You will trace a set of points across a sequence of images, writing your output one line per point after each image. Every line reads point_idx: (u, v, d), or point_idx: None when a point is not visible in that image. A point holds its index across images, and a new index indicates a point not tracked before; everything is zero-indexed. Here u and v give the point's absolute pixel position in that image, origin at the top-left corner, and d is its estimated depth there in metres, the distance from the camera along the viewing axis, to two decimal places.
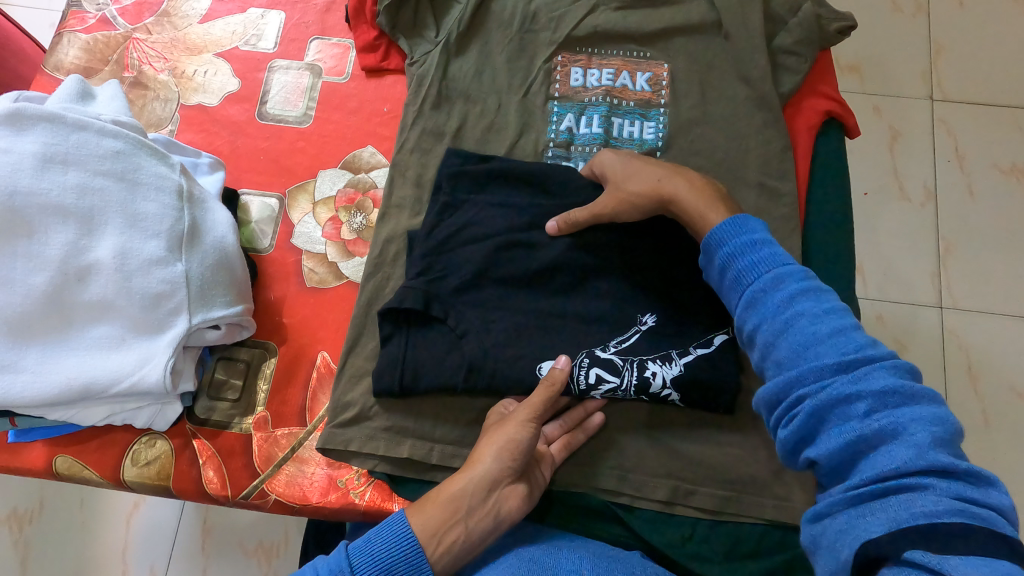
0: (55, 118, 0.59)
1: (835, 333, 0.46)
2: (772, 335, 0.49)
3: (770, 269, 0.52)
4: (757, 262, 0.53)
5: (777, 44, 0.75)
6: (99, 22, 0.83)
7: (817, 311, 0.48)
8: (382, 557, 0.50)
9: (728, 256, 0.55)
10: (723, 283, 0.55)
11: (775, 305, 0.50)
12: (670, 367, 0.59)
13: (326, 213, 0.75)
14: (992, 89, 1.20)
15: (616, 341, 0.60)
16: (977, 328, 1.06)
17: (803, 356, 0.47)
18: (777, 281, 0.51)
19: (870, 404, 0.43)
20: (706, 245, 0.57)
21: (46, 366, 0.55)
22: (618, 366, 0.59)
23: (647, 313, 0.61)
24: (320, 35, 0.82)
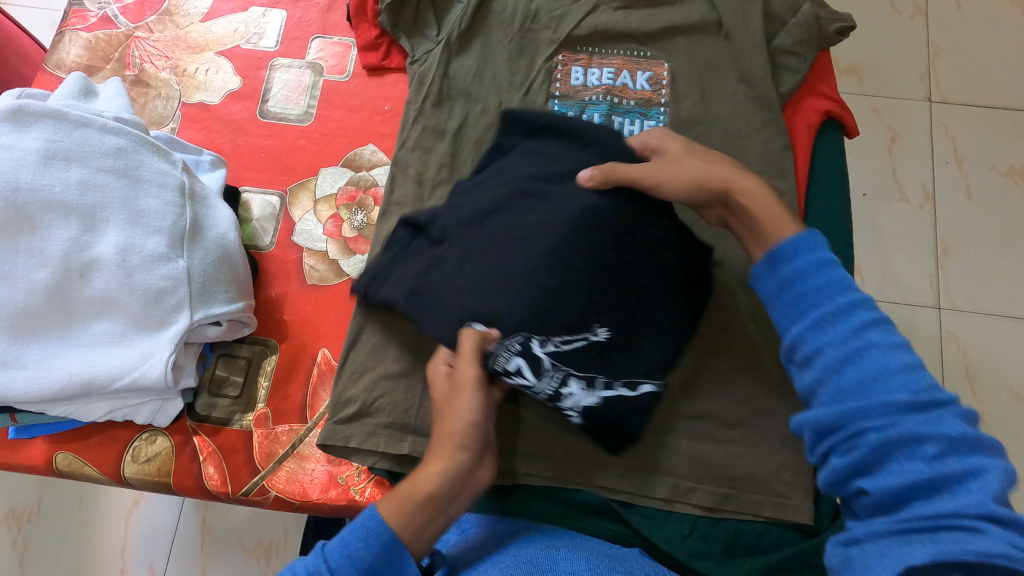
0: (58, 115, 0.59)
1: (905, 369, 0.47)
2: (839, 360, 0.49)
3: (842, 294, 0.51)
4: (825, 284, 0.52)
5: (777, 44, 0.76)
6: (101, 21, 0.83)
7: (889, 344, 0.48)
8: (356, 552, 0.50)
9: (795, 272, 0.53)
10: (782, 298, 0.54)
11: (846, 331, 0.49)
12: (586, 396, 0.57)
13: (328, 211, 0.75)
14: (990, 91, 1.20)
15: (558, 342, 0.56)
16: (976, 329, 1.06)
17: (872, 387, 0.47)
18: (850, 308, 0.50)
19: (940, 448, 0.44)
20: (774, 255, 0.55)
21: (48, 361, 0.55)
22: (544, 368, 0.56)
23: (603, 325, 0.58)
24: (322, 34, 0.82)
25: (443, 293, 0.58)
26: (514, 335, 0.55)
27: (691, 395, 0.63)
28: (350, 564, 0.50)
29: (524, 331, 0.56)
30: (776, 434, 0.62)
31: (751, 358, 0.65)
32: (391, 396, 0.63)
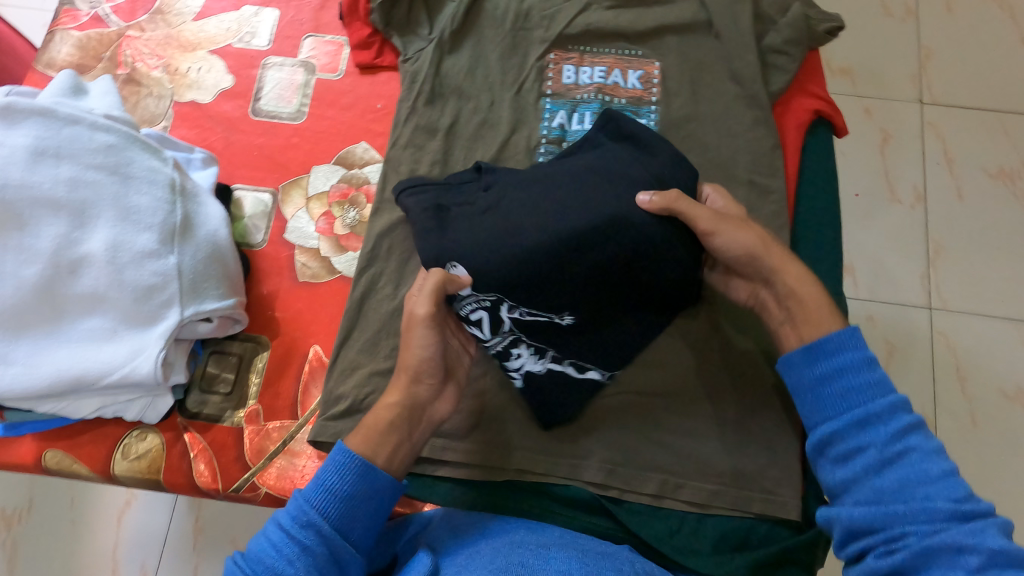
0: (48, 112, 0.59)
1: (943, 477, 0.49)
2: (880, 463, 0.50)
3: (883, 398, 0.52)
4: (865, 385, 0.53)
5: (766, 43, 0.76)
6: (92, 20, 0.83)
7: (927, 450, 0.50)
8: (331, 482, 0.52)
9: (839, 368, 0.54)
10: (819, 392, 0.54)
11: (888, 434, 0.51)
12: (532, 362, 0.62)
13: (320, 209, 0.75)
14: (980, 92, 1.21)
15: (525, 313, 0.59)
16: (966, 330, 1.07)
17: (912, 492, 0.49)
18: (892, 410, 0.52)
19: (981, 559, 0.45)
20: (815, 347, 0.55)
21: (37, 357, 0.55)
22: (503, 327, 0.60)
23: (571, 314, 0.59)
24: (314, 32, 0.82)
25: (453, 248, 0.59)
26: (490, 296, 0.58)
27: (682, 391, 0.64)
28: (330, 492, 0.52)
29: (499, 293, 0.58)
30: (766, 430, 0.63)
31: (741, 355, 0.65)
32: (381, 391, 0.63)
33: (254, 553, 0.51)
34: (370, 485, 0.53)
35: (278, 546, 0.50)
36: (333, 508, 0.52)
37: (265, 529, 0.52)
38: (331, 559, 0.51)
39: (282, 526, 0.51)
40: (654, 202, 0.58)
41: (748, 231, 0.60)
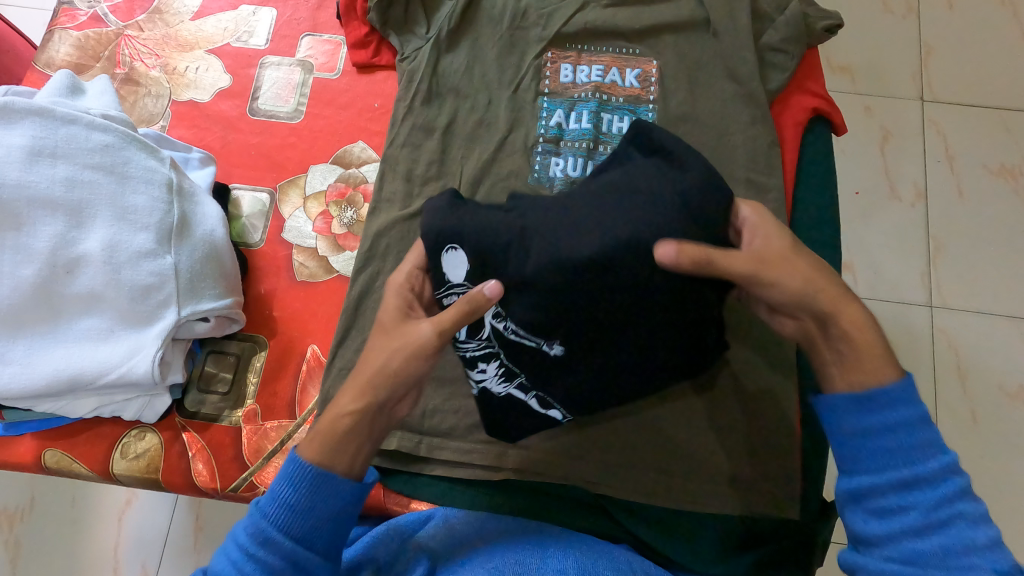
0: (44, 112, 0.59)
1: (996, 552, 0.43)
2: (926, 528, 0.44)
3: (939, 455, 0.45)
4: (916, 444, 0.46)
5: (765, 41, 0.76)
6: (91, 19, 0.83)
7: (979, 521, 0.44)
8: (294, 502, 0.48)
9: (886, 422, 0.46)
10: (863, 438, 0.47)
11: (938, 499, 0.45)
12: (495, 382, 0.57)
13: (317, 208, 0.75)
14: (980, 89, 1.21)
15: (512, 331, 0.52)
16: (966, 327, 1.07)
17: (956, 563, 0.43)
18: (943, 473, 0.45)
19: None
20: (866, 396, 0.47)
21: (34, 357, 0.55)
22: (484, 333, 0.54)
23: (561, 346, 0.51)
24: (312, 31, 0.82)
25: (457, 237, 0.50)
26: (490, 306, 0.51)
27: (679, 390, 0.64)
28: (291, 512, 0.48)
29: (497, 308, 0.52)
30: (763, 430, 0.63)
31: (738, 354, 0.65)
32: None
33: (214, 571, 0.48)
34: (334, 495, 0.48)
35: (238, 565, 0.47)
36: (295, 523, 0.47)
37: (224, 547, 0.49)
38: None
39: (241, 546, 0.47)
40: (679, 263, 0.45)
41: (798, 271, 0.49)
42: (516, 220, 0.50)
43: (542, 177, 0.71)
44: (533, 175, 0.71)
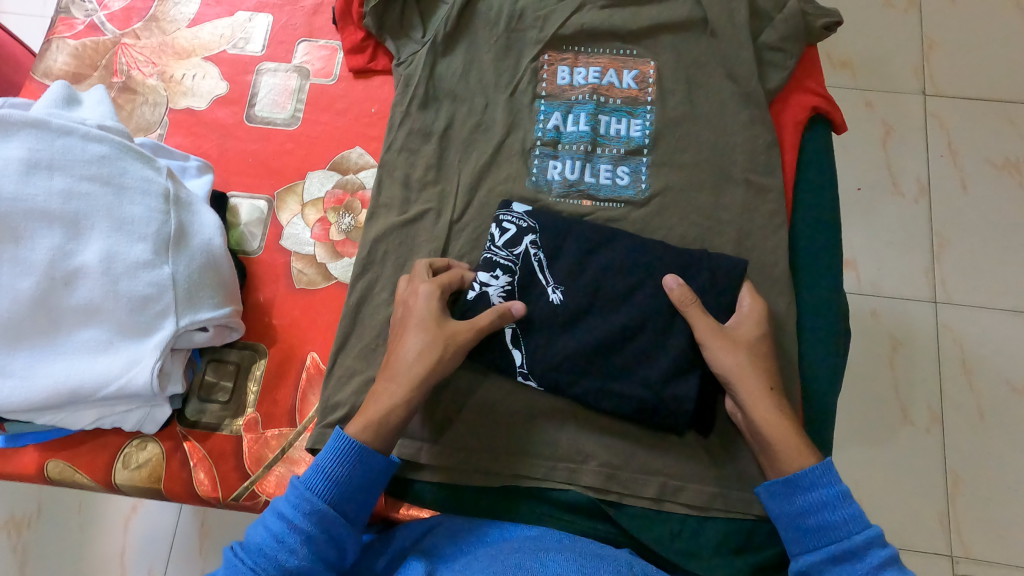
0: (40, 124, 0.59)
1: (854, 519, 0.54)
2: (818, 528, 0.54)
3: (833, 482, 0.55)
4: (850, 518, 0.54)
5: (763, 40, 0.75)
6: (88, 28, 0.83)
7: (846, 516, 0.54)
8: (330, 470, 0.54)
9: (814, 503, 0.55)
10: (787, 493, 0.56)
11: (825, 508, 0.54)
12: (495, 293, 0.63)
13: (315, 215, 0.75)
14: (984, 84, 1.20)
15: (537, 261, 0.65)
16: (971, 322, 1.06)
17: (832, 536, 0.54)
18: (827, 490, 0.54)
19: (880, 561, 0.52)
20: (792, 480, 0.55)
21: (34, 369, 0.55)
22: (517, 249, 0.65)
23: (561, 294, 0.64)
24: (308, 37, 0.82)
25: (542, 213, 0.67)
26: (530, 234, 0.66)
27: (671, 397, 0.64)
28: (328, 481, 0.54)
29: (538, 227, 0.66)
30: None
31: None
32: None
33: (251, 537, 0.53)
34: (366, 465, 0.55)
35: (278, 538, 0.52)
36: (332, 495, 0.54)
37: (263, 521, 0.54)
38: (329, 542, 0.54)
39: (284, 516, 0.53)
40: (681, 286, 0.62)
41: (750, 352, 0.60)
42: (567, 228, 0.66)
43: (540, 180, 0.71)
44: (531, 179, 0.71)
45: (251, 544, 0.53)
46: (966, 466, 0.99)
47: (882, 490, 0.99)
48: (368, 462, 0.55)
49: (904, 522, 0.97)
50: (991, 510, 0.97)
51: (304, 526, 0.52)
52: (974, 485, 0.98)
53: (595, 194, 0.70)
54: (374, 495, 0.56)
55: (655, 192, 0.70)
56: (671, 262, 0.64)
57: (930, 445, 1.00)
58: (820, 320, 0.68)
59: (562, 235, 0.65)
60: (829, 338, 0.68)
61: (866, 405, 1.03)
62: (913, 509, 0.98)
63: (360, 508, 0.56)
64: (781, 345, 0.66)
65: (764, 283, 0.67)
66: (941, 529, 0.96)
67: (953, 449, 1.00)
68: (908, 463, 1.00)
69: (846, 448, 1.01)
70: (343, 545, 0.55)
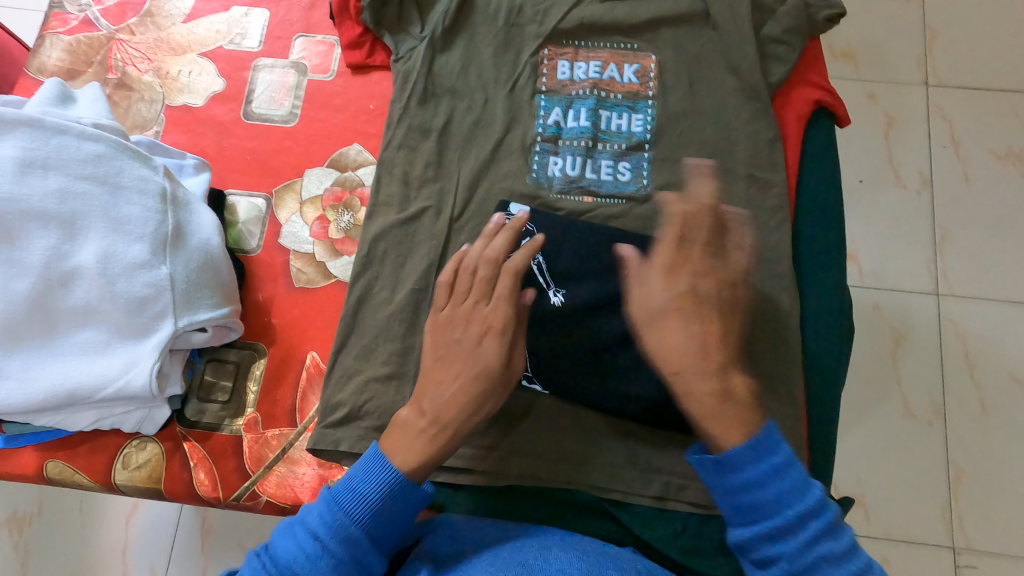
0: (34, 122, 0.58)
1: (791, 494, 0.51)
2: (752, 505, 0.52)
3: (765, 457, 0.52)
4: (785, 492, 0.51)
5: (765, 33, 0.74)
6: (82, 23, 0.82)
7: (781, 492, 0.51)
8: (375, 498, 0.53)
9: (744, 482, 0.52)
10: (720, 474, 0.53)
11: (760, 486, 0.51)
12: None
13: (314, 213, 0.74)
14: (987, 75, 1.19)
15: (536, 267, 0.64)
16: (974, 315, 1.06)
17: (767, 513, 0.51)
18: (762, 467, 0.51)
19: (816, 534, 0.50)
20: (722, 460, 0.52)
21: (31, 371, 0.55)
22: None
23: (563, 297, 0.63)
24: (305, 32, 0.81)
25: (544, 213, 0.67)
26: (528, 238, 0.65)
27: None
28: (370, 508, 0.52)
29: (539, 230, 0.66)
30: None
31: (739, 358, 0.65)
32: (379, 397, 0.63)
33: (282, 558, 0.51)
34: (410, 498, 0.54)
35: (311, 558, 0.50)
36: (372, 522, 0.52)
37: (294, 535, 0.52)
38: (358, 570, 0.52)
39: (318, 538, 0.51)
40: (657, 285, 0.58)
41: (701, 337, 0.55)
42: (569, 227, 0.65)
43: (540, 176, 0.70)
44: (531, 175, 0.70)
45: (281, 565, 0.50)
46: (969, 459, 0.99)
47: (884, 484, 0.99)
48: (412, 494, 0.54)
49: (906, 517, 0.97)
50: (993, 504, 0.97)
51: (339, 550, 0.51)
52: (977, 479, 0.98)
53: (597, 190, 0.70)
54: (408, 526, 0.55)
55: (657, 188, 0.69)
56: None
57: (932, 440, 1.00)
58: (823, 317, 0.68)
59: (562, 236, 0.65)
60: (830, 335, 0.68)
61: (868, 399, 1.03)
62: (915, 504, 0.97)
63: (392, 538, 0.54)
64: (784, 342, 0.65)
65: (767, 279, 0.67)
66: (943, 522, 0.96)
67: (956, 442, 1.00)
68: (910, 456, 1.00)
69: (848, 442, 1.01)
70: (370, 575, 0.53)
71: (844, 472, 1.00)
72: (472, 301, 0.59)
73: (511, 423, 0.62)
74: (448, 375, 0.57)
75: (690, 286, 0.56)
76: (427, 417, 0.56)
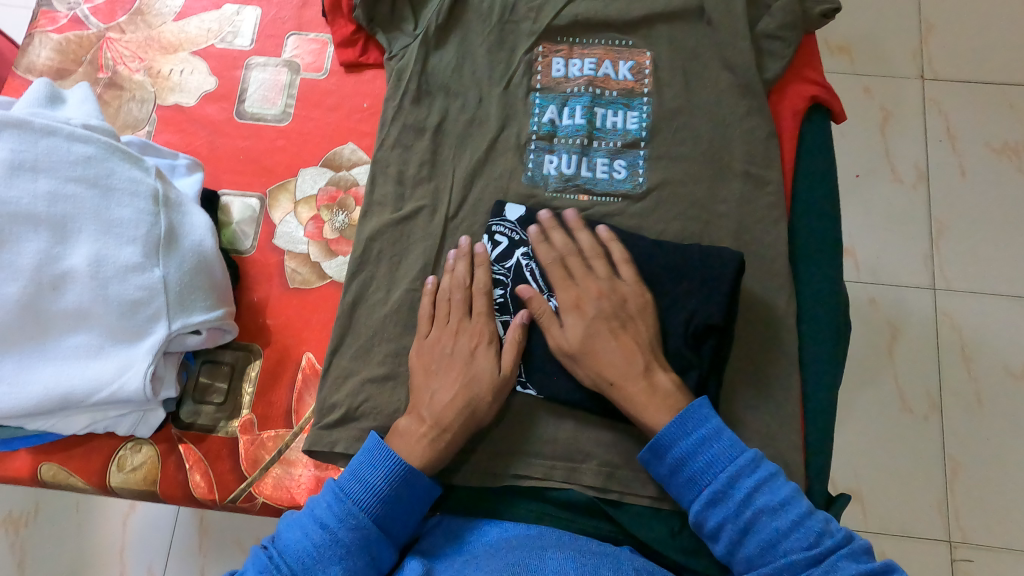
0: (22, 124, 0.58)
1: (723, 458, 0.54)
2: (692, 476, 0.55)
3: (693, 431, 0.55)
4: (716, 457, 0.55)
5: (760, 28, 0.74)
6: (71, 22, 0.81)
7: (714, 458, 0.55)
8: (378, 487, 0.55)
9: (679, 456, 0.55)
10: (660, 457, 0.56)
11: (694, 457, 0.55)
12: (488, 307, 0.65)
13: (308, 213, 0.74)
14: (983, 68, 1.18)
15: (530, 271, 0.65)
16: (970, 309, 1.06)
17: (708, 481, 0.55)
18: (694, 441, 0.55)
19: (752, 490, 0.53)
20: (655, 443, 0.56)
21: (23, 375, 0.54)
22: (508, 262, 0.65)
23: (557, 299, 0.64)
24: (297, 30, 0.81)
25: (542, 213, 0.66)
26: (521, 243, 0.66)
27: None
28: (375, 498, 0.55)
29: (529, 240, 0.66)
30: (765, 426, 0.63)
31: (736, 355, 0.65)
32: (375, 399, 0.63)
33: (292, 548, 0.53)
34: (413, 489, 0.57)
35: (321, 548, 0.53)
36: (378, 510, 0.55)
37: (300, 526, 0.55)
38: (369, 559, 0.54)
39: (328, 529, 0.54)
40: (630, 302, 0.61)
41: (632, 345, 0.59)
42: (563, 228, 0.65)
43: (536, 175, 0.70)
44: (527, 174, 0.70)
45: (291, 554, 0.53)
46: (965, 452, 0.99)
47: (880, 477, 0.99)
48: (414, 484, 0.56)
49: (902, 511, 0.97)
50: (989, 495, 0.97)
51: (347, 539, 0.53)
52: (972, 472, 0.98)
53: (592, 189, 0.69)
54: (415, 515, 0.58)
55: (653, 185, 0.69)
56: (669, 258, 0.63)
57: (928, 433, 1.01)
58: (819, 313, 0.68)
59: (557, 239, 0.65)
60: (826, 331, 0.68)
61: (864, 394, 1.03)
62: (912, 497, 0.98)
63: (399, 528, 0.57)
64: (780, 339, 0.65)
65: (763, 277, 0.67)
66: (939, 514, 0.97)
67: (952, 435, 1.00)
68: (906, 449, 1.00)
69: (844, 436, 1.02)
70: (380, 565, 0.55)
71: (841, 466, 1.00)
72: (454, 321, 0.63)
73: (508, 424, 0.62)
74: (444, 384, 0.60)
75: (597, 309, 0.61)
76: (428, 421, 0.59)
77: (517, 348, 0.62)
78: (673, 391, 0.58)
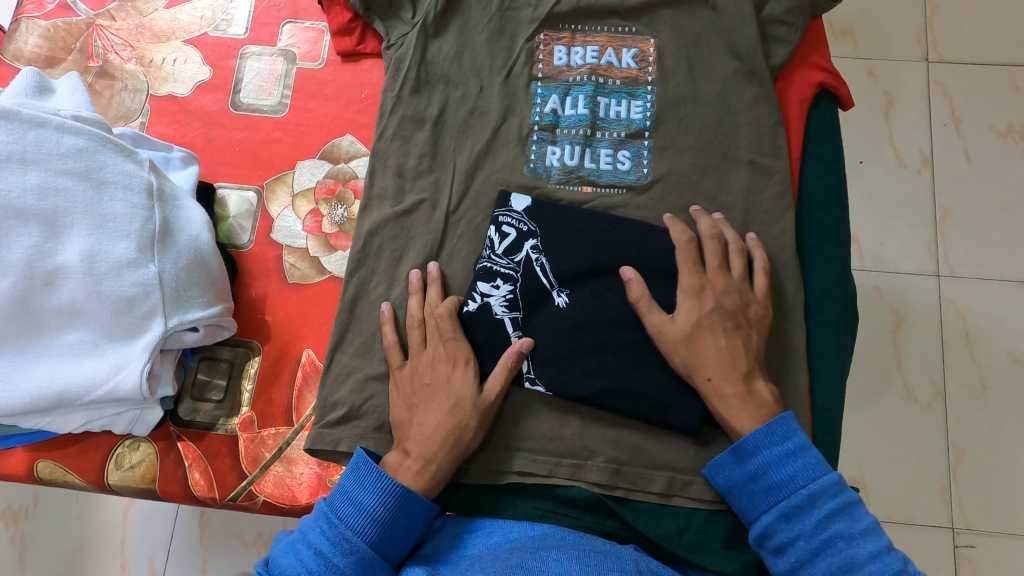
0: (10, 115, 0.56)
1: (806, 475, 0.54)
2: (770, 489, 0.55)
3: (779, 442, 0.55)
4: (798, 473, 0.54)
5: (767, 13, 0.72)
6: (59, 8, 0.79)
7: (797, 474, 0.54)
8: (372, 509, 0.54)
9: (762, 465, 0.55)
10: (740, 464, 0.56)
11: (776, 470, 0.55)
12: (497, 303, 0.63)
13: (306, 206, 0.73)
14: (989, 51, 1.16)
15: (540, 265, 0.63)
16: (975, 296, 1.05)
17: (786, 495, 0.54)
18: (779, 453, 0.55)
19: (832, 512, 0.53)
20: (738, 448, 0.56)
21: (16, 373, 0.53)
22: (517, 256, 0.64)
23: (565, 295, 0.63)
24: (293, 18, 0.79)
25: (548, 208, 0.65)
26: (530, 236, 0.64)
27: None
28: (370, 521, 0.54)
29: (538, 231, 0.64)
30: None
31: None
32: (378, 398, 0.62)
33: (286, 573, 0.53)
34: (409, 508, 0.56)
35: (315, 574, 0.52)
36: (373, 533, 0.54)
37: (297, 550, 0.54)
38: None
39: (321, 554, 0.53)
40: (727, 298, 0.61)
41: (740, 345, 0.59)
42: (567, 222, 0.64)
43: (538, 166, 0.68)
44: (529, 165, 0.68)
45: None
46: (970, 441, 0.99)
47: (884, 466, 0.99)
48: (410, 506, 0.56)
49: (907, 500, 0.97)
50: (994, 483, 0.97)
51: (342, 563, 0.52)
52: (978, 462, 0.98)
53: (596, 180, 0.68)
54: (411, 535, 0.57)
55: (658, 176, 0.68)
56: (714, 252, 0.63)
57: (933, 422, 1.00)
58: (827, 306, 0.67)
59: (562, 234, 0.64)
60: (835, 324, 0.67)
61: (869, 384, 1.02)
62: (916, 486, 0.98)
63: (395, 550, 0.56)
64: (788, 332, 0.65)
65: (771, 269, 0.66)
66: (943, 503, 0.97)
67: (956, 424, 1.00)
68: (910, 438, 1.00)
69: (849, 426, 1.01)
70: None
71: (845, 457, 1.00)
72: (430, 348, 0.62)
73: (512, 421, 0.61)
74: (427, 416, 0.59)
75: (717, 304, 0.60)
76: (413, 455, 0.58)
77: (509, 373, 0.60)
78: (770, 401, 0.58)
